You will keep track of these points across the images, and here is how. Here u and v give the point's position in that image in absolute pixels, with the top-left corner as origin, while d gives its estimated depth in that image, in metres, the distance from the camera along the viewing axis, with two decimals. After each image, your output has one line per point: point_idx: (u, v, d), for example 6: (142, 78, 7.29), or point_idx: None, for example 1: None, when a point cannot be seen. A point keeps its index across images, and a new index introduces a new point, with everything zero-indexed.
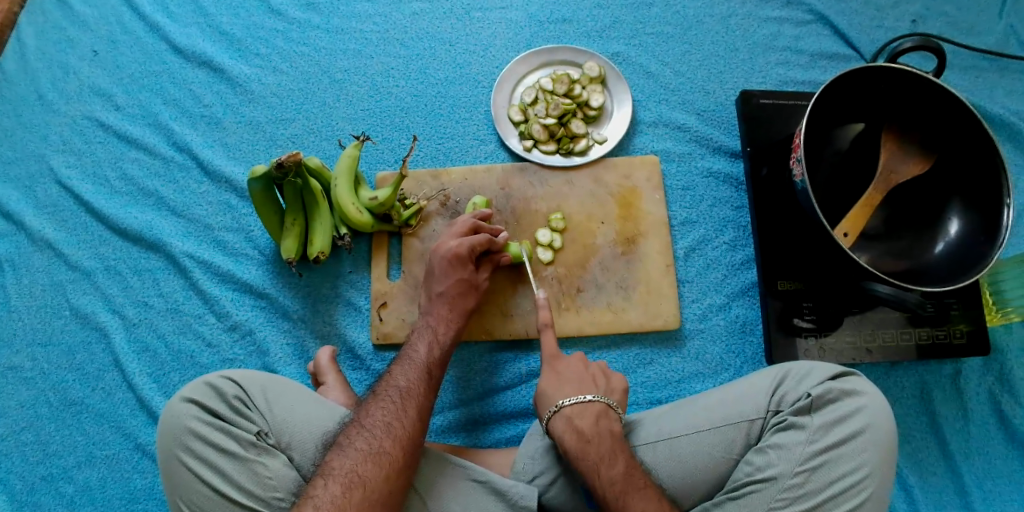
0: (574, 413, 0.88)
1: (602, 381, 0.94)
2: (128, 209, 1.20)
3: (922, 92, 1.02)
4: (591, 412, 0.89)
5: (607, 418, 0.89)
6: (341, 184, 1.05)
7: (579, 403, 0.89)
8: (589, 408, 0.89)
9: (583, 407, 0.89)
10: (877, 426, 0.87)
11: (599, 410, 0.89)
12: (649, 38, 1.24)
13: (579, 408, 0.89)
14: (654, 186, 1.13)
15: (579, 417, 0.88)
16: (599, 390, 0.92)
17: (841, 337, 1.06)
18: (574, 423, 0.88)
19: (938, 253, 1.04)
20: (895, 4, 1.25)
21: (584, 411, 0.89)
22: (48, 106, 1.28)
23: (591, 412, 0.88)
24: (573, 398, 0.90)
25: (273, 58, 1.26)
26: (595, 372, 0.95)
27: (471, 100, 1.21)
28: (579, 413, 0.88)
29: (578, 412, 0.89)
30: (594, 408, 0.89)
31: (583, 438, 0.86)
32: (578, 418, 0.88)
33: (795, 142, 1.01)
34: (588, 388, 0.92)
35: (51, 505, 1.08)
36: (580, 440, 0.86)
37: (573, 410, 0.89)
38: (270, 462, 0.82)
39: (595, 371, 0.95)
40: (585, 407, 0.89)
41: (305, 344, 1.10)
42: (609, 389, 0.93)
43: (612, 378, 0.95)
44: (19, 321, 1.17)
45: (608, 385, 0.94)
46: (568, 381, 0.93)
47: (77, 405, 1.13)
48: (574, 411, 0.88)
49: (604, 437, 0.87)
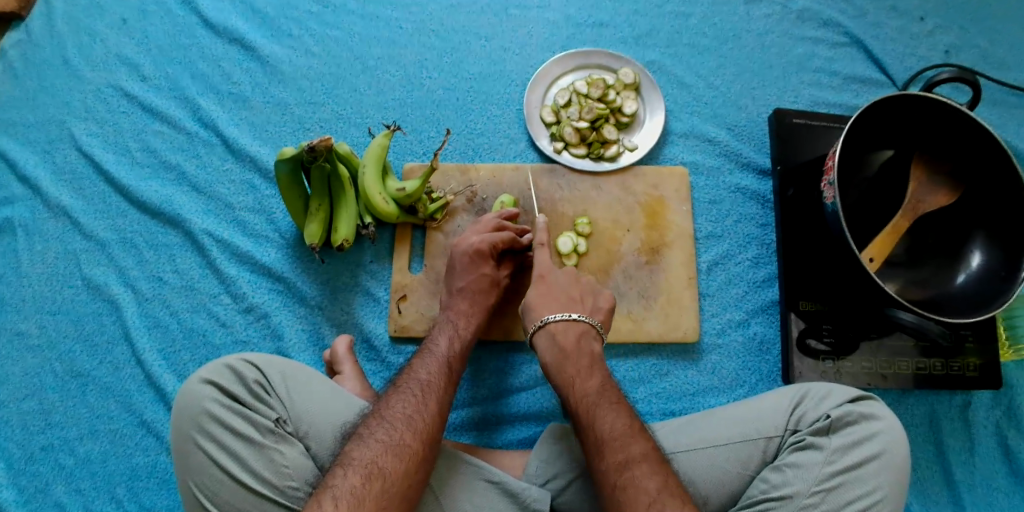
0: (558, 331, 0.91)
1: (590, 301, 0.97)
2: (148, 182, 1.19)
3: (954, 123, 1.03)
4: (574, 331, 0.91)
5: (589, 338, 0.92)
6: (369, 172, 1.03)
7: (565, 319, 0.92)
8: (573, 326, 0.92)
9: (567, 324, 0.92)
10: (893, 451, 0.87)
11: (581, 328, 0.92)
12: (685, 49, 1.24)
13: (563, 325, 0.92)
14: (682, 198, 1.13)
15: (562, 334, 0.91)
16: (586, 310, 0.95)
17: (857, 363, 1.06)
18: (556, 340, 0.91)
19: (960, 284, 1.04)
20: (930, 33, 1.25)
21: (568, 328, 0.91)
22: (72, 72, 1.26)
23: (575, 330, 0.91)
24: (558, 315, 0.92)
25: (306, 41, 1.24)
26: (582, 293, 0.97)
27: (503, 97, 1.20)
28: (562, 330, 0.91)
29: (561, 329, 0.91)
30: (577, 328, 0.92)
31: (562, 353, 0.90)
32: (561, 335, 0.91)
33: (828, 164, 1.01)
34: (574, 307, 0.95)
35: (49, 477, 1.06)
36: (560, 355, 0.90)
37: (557, 327, 0.91)
38: (288, 450, 0.81)
39: (583, 291, 0.98)
40: (569, 326, 0.92)
41: (321, 331, 1.09)
42: (595, 309, 0.96)
43: (600, 298, 0.98)
44: (29, 288, 1.15)
45: (595, 305, 0.96)
46: (556, 298, 0.95)
47: (83, 377, 1.11)
48: (558, 328, 0.91)
49: (583, 353, 0.89)
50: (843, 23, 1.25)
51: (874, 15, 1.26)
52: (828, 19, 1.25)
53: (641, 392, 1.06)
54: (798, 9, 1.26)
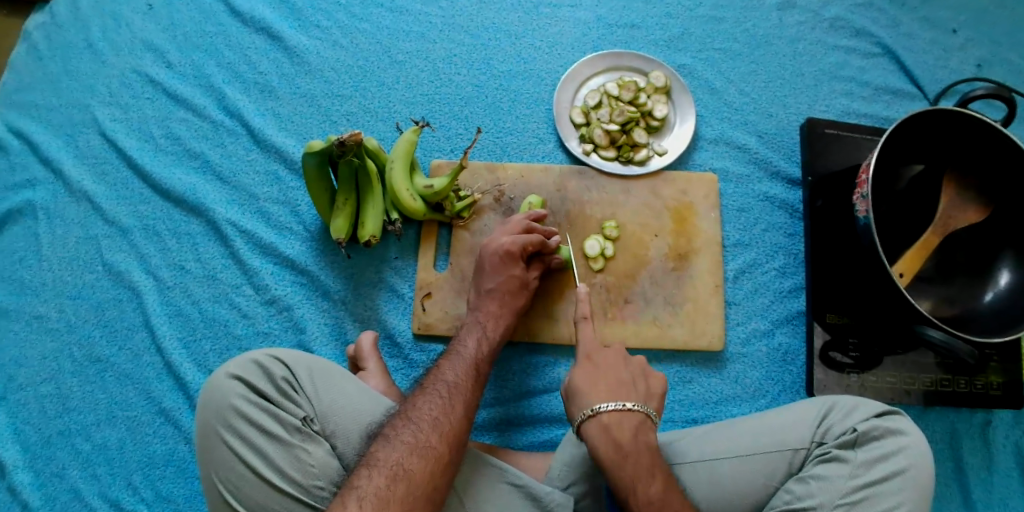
0: (611, 422, 0.82)
1: (641, 386, 0.88)
2: (171, 169, 1.18)
3: (989, 139, 1.01)
4: (630, 423, 0.83)
5: (646, 430, 0.83)
6: (397, 168, 1.03)
7: (618, 410, 0.83)
8: (629, 416, 0.83)
9: (622, 413, 0.83)
10: (920, 468, 0.84)
11: (638, 419, 0.83)
12: (716, 54, 1.23)
13: (616, 416, 0.83)
14: (710, 204, 1.12)
15: (617, 426, 0.82)
16: (639, 396, 0.86)
17: (881, 376, 1.06)
18: (610, 432, 0.82)
19: (986, 303, 1.02)
20: (964, 46, 1.24)
21: (623, 417, 0.83)
22: (96, 56, 1.25)
23: (631, 422, 0.83)
24: (611, 404, 0.84)
25: (334, 32, 1.23)
26: (633, 375, 0.88)
27: (532, 97, 1.20)
28: (616, 420, 0.82)
29: (616, 420, 0.82)
30: (635, 417, 0.83)
31: (618, 449, 0.81)
32: (616, 427, 0.82)
33: (862, 177, 1.00)
34: (627, 393, 0.86)
35: (65, 461, 1.06)
36: (616, 453, 0.80)
37: (611, 418, 0.83)
38: (314, 449, 0.81)
39: (635, 372, 0.89)
40: (623, 416, 0.83)
41: (343, 326, 1.09)
42: (647, 394, 0.87)
43: (651, 381, 0.89)
44: (49, 272, 1.15)
45: (648, 390, 0.88)
46: (608, 380, 0.87)
47: (102, 363, 1.10)
48: (612, 419, 0.82)
49: (641, 451, 0.81)
50: (876, 33, 1.24)
51: (907, 26, 1.25)
52: (861, 29, 1.24)
53: (664, 398, 1.06)
54: (831, 17, 1.25)
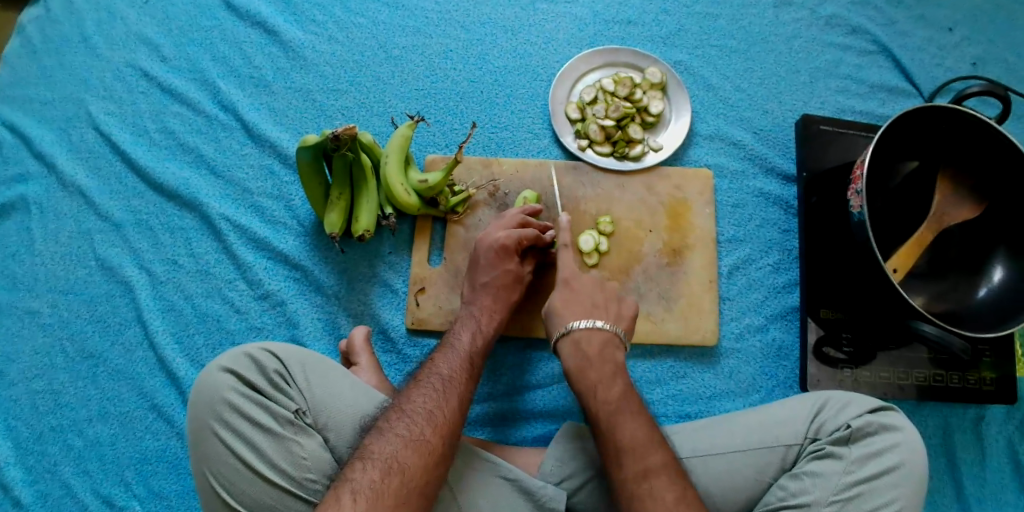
0: (582, 337, 0.90)
1: (614, 309, 0.95)
2: (165, 164, 1.17)
3: (982, 135, 1.01)
4: (618, 387, 0.85)
5: (613, 347, 0.90)
6: (392, 163, 1.02)
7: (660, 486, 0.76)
8: (596, 332, 0.90)
9: (591, 330, 0.91)
10: (913, 464, 0.83)
11: (605, 336, 0.91)
12: (712, 50, 1.23)
13: (587, 333, 0.90)
14: (705, 200, 1.12)
15: (586, 341, 0.90)
16: (609, 317, 0.93)
17: (875, 372, 1.06)
18: (580, 347, 0.90)
19: (980, 298, 1.02)
20: (958, 44, 1.24)
21: (591, 334, 0.90)
22: (91, 49, 1.24)
23: (598, 337, 0.90)
24: (584, 322, 0.91)
25: (329, 27, 1.23)
26: (605, 299, 0.95)
27: (528, 92, 1.20)
28: (586, 336, 0.90)
29: (586, 338, 0.90)
30: (602, 335, 0.90)
31: (585, 360, 0.88)
32: (604, 387, 0.85)
33: (856, 172, 1.00)
34: (600, 315, 0.93)
35: (57, 457, 1.05)
36: (593, 381, 0.86)
37: (581, 334, 0.90)
38: (306, 442, 0.80)
39: (608, 296, 0.96)
40: (593, 334, 0.90)
41: (337, 321, 1.09)
42: (618, 316, 0.94)
43: (622, 306, 0.96)
44: (42, 266, 1.14)
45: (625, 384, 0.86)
46: (581, 301, 0.94)
47: (94, 358, 1.10)
48: (582, 335, 0.90)
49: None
50: (871, 30, 1.24)
51: (903, 24, 1.25)
52: (856, 26, 1.24)
53: (658, 393, 1.06)
54: (827, 14, 1.25)
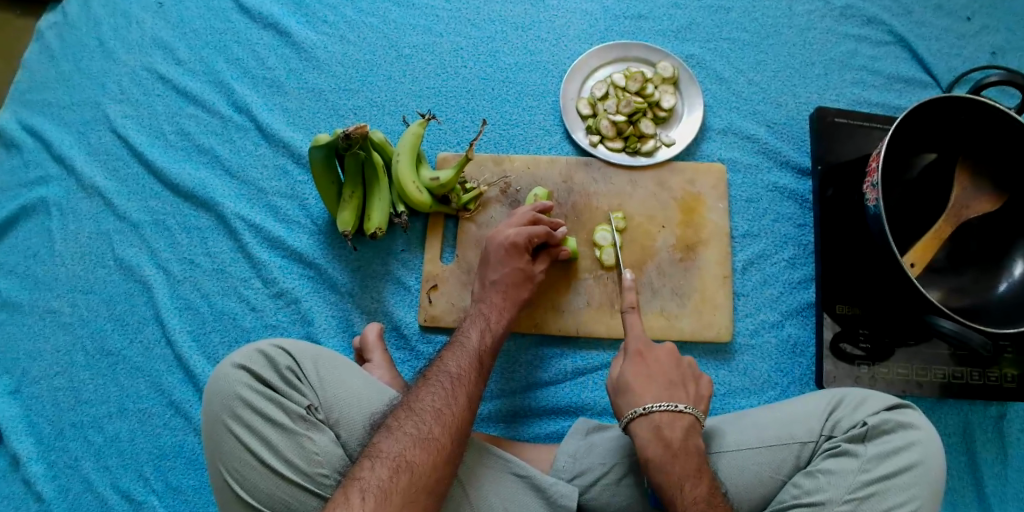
0: (664, 422, 0.83)
1: (691, 389, 0.88)
2: (181, 164, 1.19)
3: (1004, 126, 0.98)
4: (680, 423, 0.83)
5: (694, 432, 0.84)
6: (404, 161, 1.02)
7: (670, 410, 0.84)
8: (679, 418, 0.84)
9: (673, 415, 0.84)
10: (931, 462, 0.82)
11: (688, 422, 0.84)
12: (724, 43, 1.22)
13: (669, 417, 0.83)
14: (718, 195, 1.11)
15: (667, 426, 0.83)
16: (688, 397, 0.87)
17: (893, 368, 1.03)
18: (662, 433, 0.82)
19: (1000, 292, 1.00)
20: (976, 34, 1.22)
21: (674, 420, 0.83)
22: (108, 53, 1.26)
23: (681, 423, 0.83)
24: (663, 404, 0.84)
25: (340, 27, 1.24)
26: (683, 378, 0.89)
27: (539, 88, 1.19)
28: (668, 422, 0.83)
29: (668, 421, 0.83)
30: (685, 421, 0.84)
31: (669, 449, 0.81)
32: (667, 427, 0.83)
33: (871, 165, 0.98)
34: (679, 395, 0.86)
35: (78, 454, 1.07)
36: (665, 451, 0.81)
37: (662, 418, 0.83)
38: (318, 438, 0.80)
39: (685, 377, 0.89)
40: (674, 418, 0.84)
41: (350, 318, 1.09)
42: (697, 397, 0.88)
43: (699, 385, 0.90)
44: (62, 266, 1.16)
45: (697, 393, 0.89)
46: (657, 381, 0.87)
47: (113, 356, 1.11)
48: (663, 419, 0.83)
49: (691, 452, 0.81)
50: (887, 21, 1.22)
51: (920, 14, 1.23)
52: (872, 17, 1.22)
53: None
54: (841, 5, 1.23)
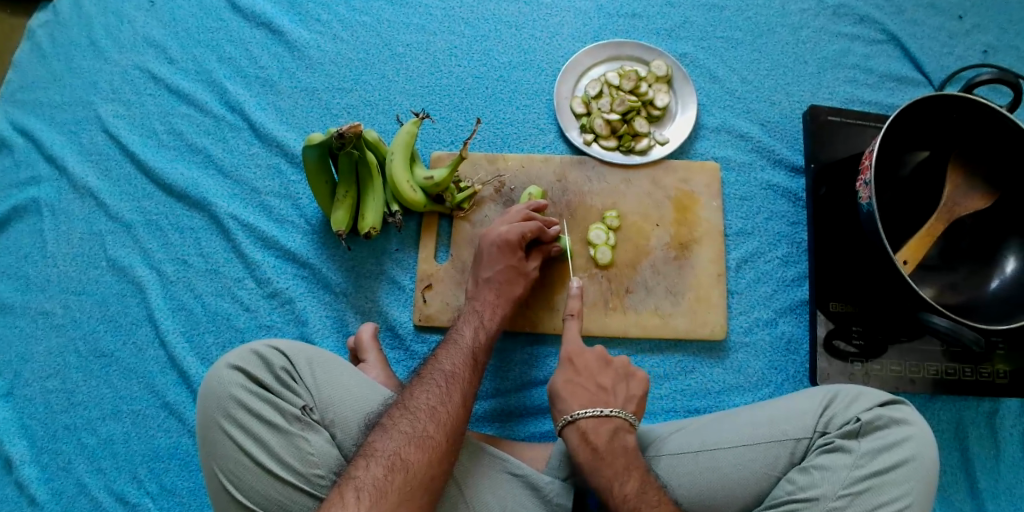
0: (590, 427, 0.84)
1: (620, 390, 0.89)
2: (173, 164, 1.18)
3: (999, 125, 0.98)
4: (607, 426, 0.85)
5: (622, 433, 0.85)
6: (397, 160, 1.02)
7: (596, 415, 0.85)
8: (604, 421, 0.85)
9: (599, 419, 0.85)
10: (924, 458, 0.82)
11: (615, 425, 0.85)
12: (718, 42, 1.22)
13: (594, 422, 0.85)
14: (712, 193, 1.12)
15: (594, 431, 0.84)
16: (617, 400, 0.88)
17: (886, 365, 1.04)
18: (587, 438, 0.84)
19: (992, 290, 1.01)
20: (968, 32, 1.22)
21: (599, 424, 0.85)
22: (100, 53, 1.25)
23: (606, 427, 0.85)
24: (590, 411, 0.85)
25: (333, 26, 1.23)
26: (613, 381, 0.90)
27: (533, 87, 1.19)
28: (594, 426, 0.84)
29: (593, 427, 0.84)
30: (611, 423, 0.85)
31: (596, 453, 0.83)
32: (593, 432, 0.84)
33: (864, 163, 0.99)
34: (606, 399, 0.88)
35: (71, 455, 1.06)
36: (592, 454, 0.83)
37: (588, 424, 0.84)
38: (314, 438, 0.80)
39: (614, 379, 0.90)
40: (601, 422, 0.85)
41: (345, 318, 1.09)
42: (627, 397, 0.89)
43: (631, 384, 0.91)
44: (54, 267, 1.15)
45: (627, 393, 0.89)
46: (586, 387, 0.89)
47: (106, 357, 1.11)
48: (589, 424, 0.84)
49: (618, 453, 0.83)
50: (880, 19, 1.22)
51: (912, 12, 1.23)
52: (865, 16, 1.23)
53: (665, 387, 1.06)
54: (834, 4, 1.24)
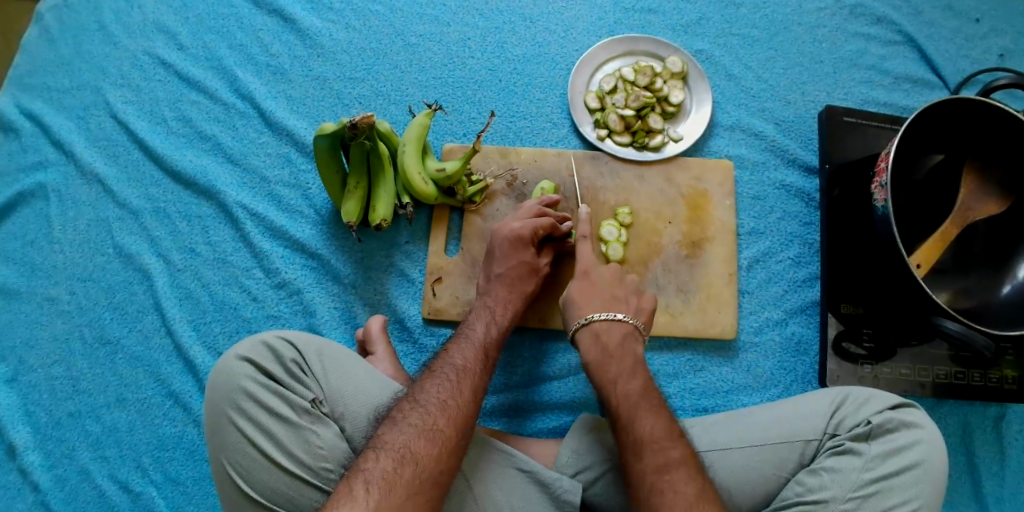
0: (602, 329, 0.92)
1: (632, 302, 0.97)
2: (182, 152, 1.17)
3: (1013, 129, 0.98)
4: (619, 329, 0.92)
5: (632, 340, 0.92)
6: (410, 152, 1.02)
7: (607, 319, 0.92)
8: (616, 325, 0.92)
9: (610, 323, 0.92)
10: (933, 463, 0.82)
11: (626, 329, 0.92)
12: (734, 39, 1.21)
13: (606, 325, 0.92)
14: (726, 191, 1.11)
15: (605, 334, 0.91)
16: (628, 309, 0.95)
17: (896, 368, 1.04)
18: (599, 339, 0.91)
19: (1005, 294, 0.99)
20: (985, 35, 1.21)
21: (610, 326, 0.92)
22: (109, 37, 1.24)
23: (618, 329, 0.92)
24: (602, 314, 0.93)
25: (346, 15, 1.22)
26: (626, 293, 0.97)
27: (547, 81, 1.18)
28: (605, 329, 0.92)
29: (605, 329, 0.92)
30: (622, 327, 0.92)
31: (606, 353, 0.89)
32: (605, 334, 0.91)
33: (879, 165, 0.98)
34: (619, 306, 0.95)
35: (76, 443, 1.06)
36: (602, 355, 0.90)
37: (601, 326, 0.92)
38: (323, 432, 0.80)
39: (628, 293, 0.98)
40: (611, 326, 0.92)
41: (353, 310, 1.09)
42: (638, 309, 0.96)
43: (641, 300, 0.98)
44: (61, 253, 1.14)
45: (638, 307, 0.97)
46: (600, 295, 0.96)
47: (112, 345, 1.10)
48: (602, 327, 0.92)
49: (627, 356, 0.89)
50: (897, 20, 1.21)
51: (929, 14, 1.22)
52: (882, 16, 1.22)
53: (674, 386, 1.05)
54: (851, 3, 1.23)
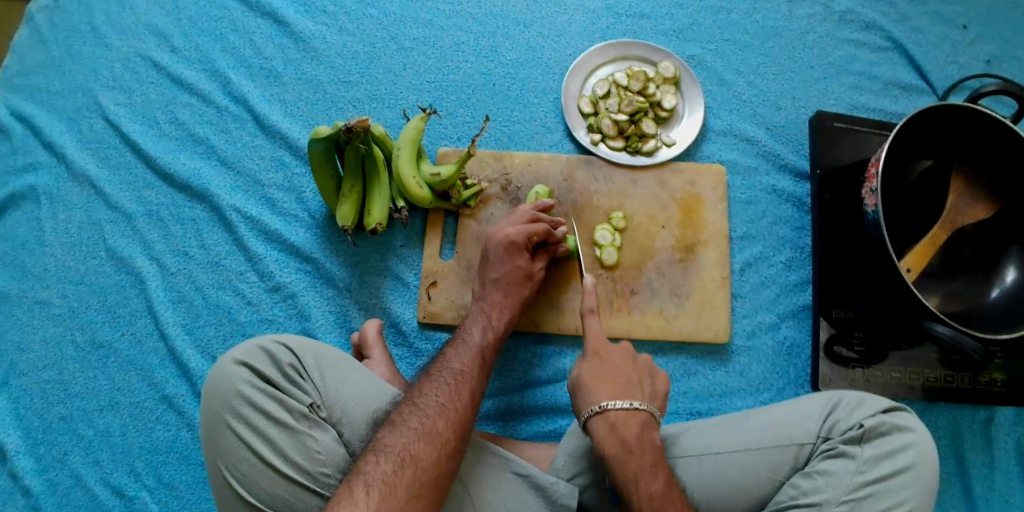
0: (617, 420, 0.82)
1: (647, 385, 0.87)
2: (175, 154, 1.17)
3: (1000, 136, 0.99)
4: (635, 420, 0.83)
5: (649, 430, 0.83)
6: (404, 156, 1.02)
7: (624, 405, 0.83)
8: (632, 416, 0.83)
9: (625, 412, 0.83)
10: (925, 466, 0.83)
11: (643, 421, 0.83)
12: (726, 45, 1.22)
13: (624, 416, 0.82)
14: (718, 196, 1.12)
15: (619, 420, 0.82)
16: (644, 395, 0.86)
17: (887, 371, 1.05)
18: (616, 428, 0.82)
19: (993, 298, 1.01)
20: (972, 42, 1.23)
21: (625, 416, 0.83)
22: (100, 39, 1.24)
23: (635, 420, 0.82)
24: (618, 402, 0.83)
25: (340, 18, 1.23)
26: (640, 376, 0.88)
27: (541, 86, 1.19)
28: (619, 418, 0.82)
29: (623, 418, 0.82)
30: (637, 417, 0.83)
31: (620, 440, 0.81)
32: (621, 425, 0.82)
33: (869, 171, 0.99)
34: (634, 393, 0.86)
35: (67, 447, 1.05)
36: (617, 444, 0.81)
37: (617, 416, 0.82)
38: (321, 436, 0.80)
39: (640, 376, 0.88)
40: (629, 416, 0.83)
41: (348, 314, 1.09)
42: (651, 392, 0.88)
43: (656, 380, 0.89)
44: (52, 256, 1.14)
45: (652, 390, 0.88)
46: (615, 377, 0.87)
47: (104, 349, 1.10)
48: (618, 416, 0.82)
49: (643, 445, 0.81)
50: (886, 27, 1.23)
51: (917, 21, 1.24)
52: (871, 22, 1.23)
53: (669, 390, 1.06)
54: (841, 10, 1.24)
